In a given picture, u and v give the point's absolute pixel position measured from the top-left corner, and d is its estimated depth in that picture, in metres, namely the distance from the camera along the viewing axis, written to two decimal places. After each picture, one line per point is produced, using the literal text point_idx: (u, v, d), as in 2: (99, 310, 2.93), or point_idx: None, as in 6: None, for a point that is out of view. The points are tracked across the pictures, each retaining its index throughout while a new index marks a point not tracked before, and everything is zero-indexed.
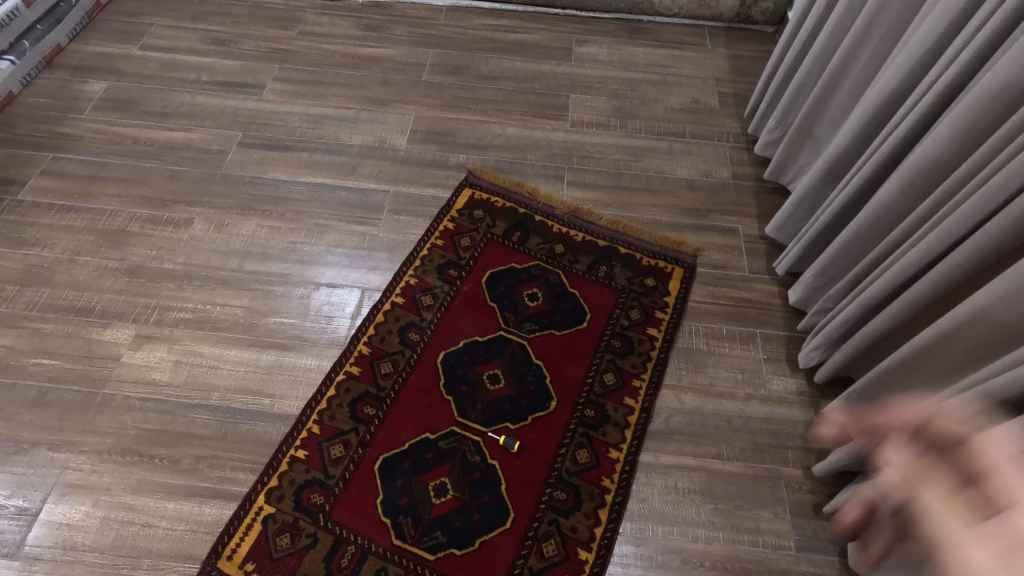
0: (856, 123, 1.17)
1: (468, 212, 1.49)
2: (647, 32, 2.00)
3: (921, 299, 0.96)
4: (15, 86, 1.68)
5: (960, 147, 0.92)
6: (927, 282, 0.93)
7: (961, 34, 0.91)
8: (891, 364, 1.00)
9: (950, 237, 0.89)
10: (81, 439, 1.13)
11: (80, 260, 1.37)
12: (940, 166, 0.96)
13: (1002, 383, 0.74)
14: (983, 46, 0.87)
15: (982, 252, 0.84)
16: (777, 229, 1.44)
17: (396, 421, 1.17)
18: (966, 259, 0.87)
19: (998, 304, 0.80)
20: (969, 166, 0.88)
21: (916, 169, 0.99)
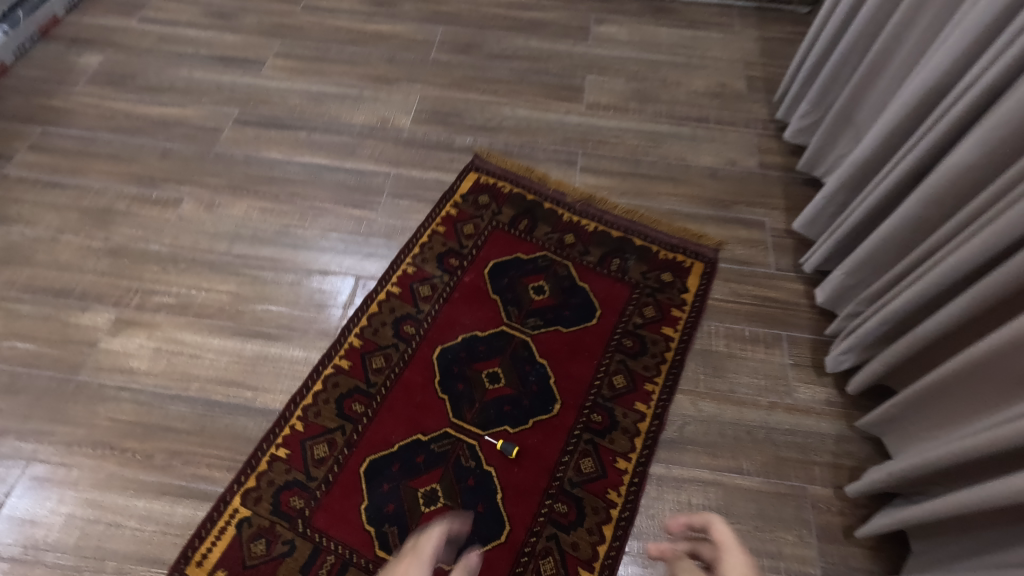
0: (902, 103, 1.04)
1: (473, 197, 1.39)
2: (671, 11, 1.88)
3: (978, 303, 0.84)
4: (7, 58, 1.62)
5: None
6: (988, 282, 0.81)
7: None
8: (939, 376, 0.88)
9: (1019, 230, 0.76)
10: (51, 429, 1.06)
11: (62, 239, 1.30)
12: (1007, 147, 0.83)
13: None
14: None
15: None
16: (804, 224, 1.32)
17: (385, 420, 1.08)
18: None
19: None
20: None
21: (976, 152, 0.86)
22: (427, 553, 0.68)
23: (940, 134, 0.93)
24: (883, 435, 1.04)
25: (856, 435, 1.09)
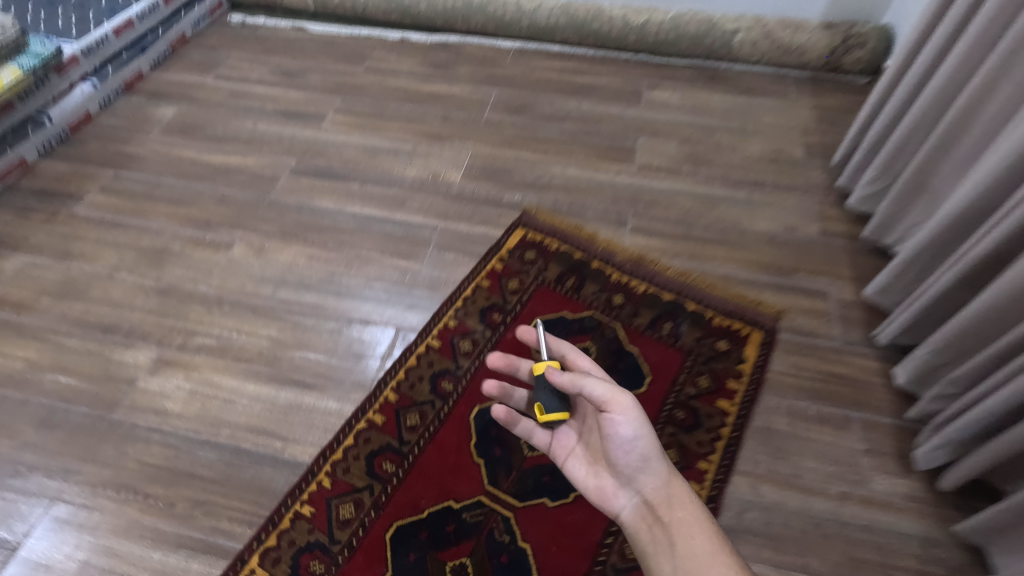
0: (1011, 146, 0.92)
1: (519, 253, 1.36)
2: (724, 80, 1.88)
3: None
4: (93, 107, 1.74)
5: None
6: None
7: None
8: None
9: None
10: (78, 468, 1.04)
11: (117, 276, 1.33)
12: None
13: None
14: None
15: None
16: (879, 291, 1.23)
17: (417, 482, 1.02)
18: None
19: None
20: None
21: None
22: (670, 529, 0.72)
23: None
24: (987, 545, 0.90)
25: (952, 541, 0.95)
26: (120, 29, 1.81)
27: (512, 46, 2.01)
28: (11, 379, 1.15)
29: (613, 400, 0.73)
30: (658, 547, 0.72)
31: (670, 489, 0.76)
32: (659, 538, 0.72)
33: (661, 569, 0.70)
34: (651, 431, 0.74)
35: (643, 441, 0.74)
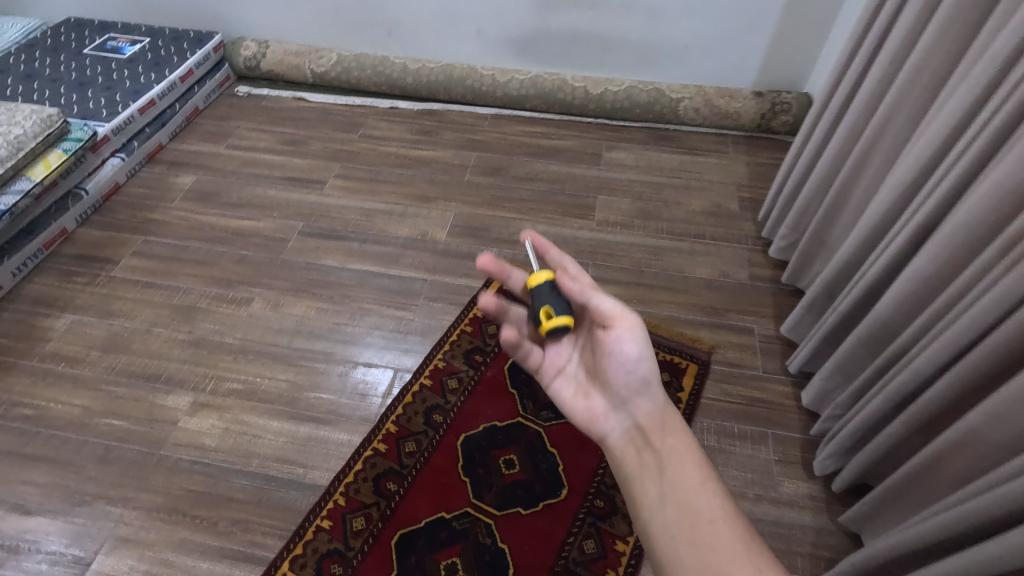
0: (867, 221, 1.20)
1: (497, 302, 1.62)
2: (672, 140, 2.17)
3: (929, 408, 0.96)
4: (121, 178, 1.98)
5: (965, 250, 0.93)
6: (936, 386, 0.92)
7: (953, 154, 0.96)
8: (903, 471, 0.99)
9: (956, 344, 0.89)
10: (135, 496, 1.26)
11: (154, 331, 1.56)
12: (943, 269, 0.98)
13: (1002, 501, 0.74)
14: (967, 170, 0.92)
15: (992, 357, 0.84)
16: (791, 329, 1.49)
17: (415, 498, 1.25)
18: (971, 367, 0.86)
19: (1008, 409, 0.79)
20: (978, 266, 0.87)
21: (919, 274, 1.01)
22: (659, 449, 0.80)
23: (898, 250, 1.08)
24: (860, 531, 1.15)
25: (839, 529, 1.21)
26: (144, 108, 2.06)
27: (489, 112, 2.30)
28: (72, 423, 1.37)
29: (622, 319, 0.83)
30: (646, 466, 0.79)
31: (661, 417, 0.83)
32: (648, 459, 0.79)
33: (650, 485, 0.77)
34: (653, 356, 0.83)
35: (645, 363, 0.82)
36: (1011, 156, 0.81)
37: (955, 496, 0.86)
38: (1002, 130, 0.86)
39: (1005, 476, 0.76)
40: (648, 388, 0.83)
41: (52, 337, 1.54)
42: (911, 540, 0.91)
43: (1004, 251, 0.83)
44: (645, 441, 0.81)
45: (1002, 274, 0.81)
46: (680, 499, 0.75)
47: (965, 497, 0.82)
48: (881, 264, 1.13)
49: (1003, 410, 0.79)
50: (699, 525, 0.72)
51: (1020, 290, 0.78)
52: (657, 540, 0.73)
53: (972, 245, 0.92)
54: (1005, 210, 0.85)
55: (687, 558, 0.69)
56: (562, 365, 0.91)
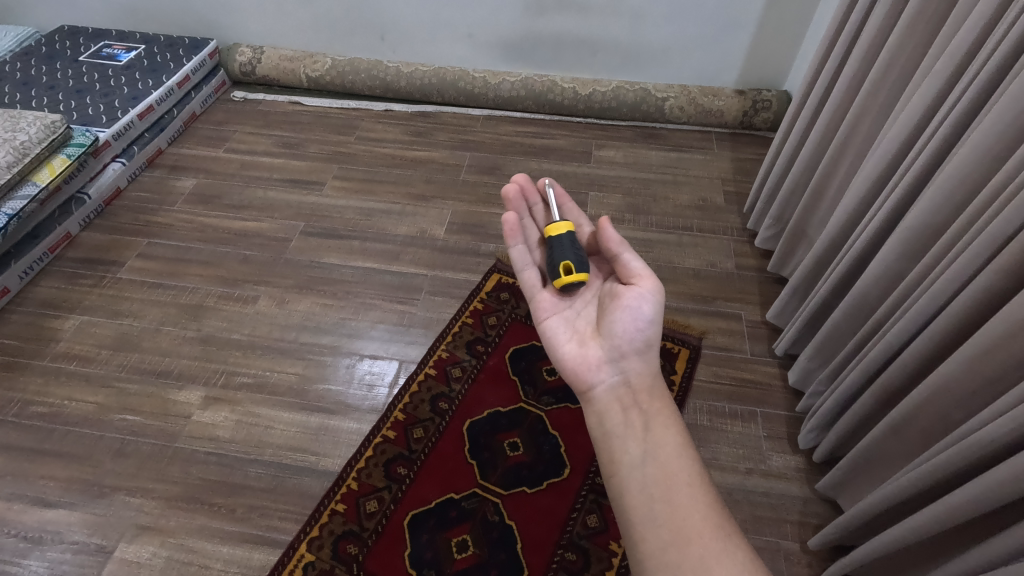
0: (842, 209, 1.28)
1: (495, 294, 1.68)
2: (659, 137, 2.25)
3: (893, 379, 1.04)
4: (122, 183, 2.02)
5: (927, 232, 1.01)
6: (904, 357, 1.00)
7: (918, 145, 1.04)
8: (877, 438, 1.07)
9: (915, 321, 0.98)
10: (153, 486, 1.31)
11: (163, 329, 1.60)
12: (909, 250, 1.06)
13: (962, 453, 0.82)
14: (928, 161, 1.01)
15: (953, 328, 0.91)
16: (776, 315, 1.57)
17: (425, 481, 1.31)
18: (935, 337, 0.94)
19: (964, 374, 0.86)
20: (940, 247, 0.96)
21: (885, 257, 1.10)
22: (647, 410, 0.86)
23: (870, 234, 1.17)
24: (837, 497, 1.23)
25: (821, 497, 1.29)
26: (143, 113, 2.09)
27: (481, 113, 2.36)
28: (86, 419, 1.41)
29: (645, 281, 0.93)
30: (632, 424, 0.84)
31: (652, 382, 0.89)
32: (634, 417, 0.85)
33: (632, 441, 0.82)
34: (660, 324, 0.92)
35: (652, 328, 0.92)
36: (962, 149, 0.90)
37: (924, 456, 0.93)
38: (959, 122, 0.94)
39: (967, 434, 0.84)
40: (648, 351, 0.91)
41: (62, 338, 1.58)
42: (886, 498, 0.99)
43: (961, 231, 0.91)
44: (633, 399, 0.88)
45: (959, 252, 0.89)
46: (660, 459, 0.80)
47: (933, 456, 0.90)
48: (855, 249, 1.22)
49: (958, 375, 0.87)
50: (675, 486, 0.76)
51: (966, 270, 0.87)
52: (633, 496, 0.77)
53: (934, 227, 1.00)
54: (962, 195, 0.93)
55: (661, 515, 0.74)
56: (565, 312, 1.01)
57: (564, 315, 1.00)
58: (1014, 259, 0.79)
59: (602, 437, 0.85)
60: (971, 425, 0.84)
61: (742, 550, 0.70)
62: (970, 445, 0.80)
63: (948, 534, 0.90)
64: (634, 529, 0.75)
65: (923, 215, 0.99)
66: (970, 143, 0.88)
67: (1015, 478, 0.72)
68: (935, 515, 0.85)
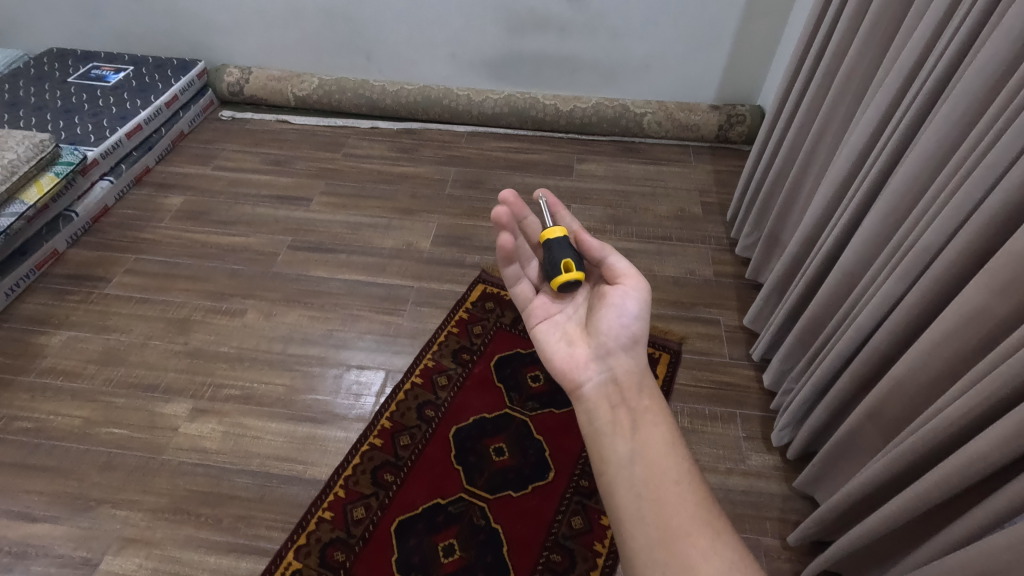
0: (809, 215, 1.34)
1: (481, 304, 1.72)
2: (639, 151, 2.32)
3: (862, 374, 1.09)
4: (110, 201, 2.04)
5: (884, 233, 1.07)
6: (868, 353, 1.05)
7: (875, 151, 1.11)
8: (846, 431, 1.11)
9: (877, 317, 1.03)
10: (140, 498, 1.31)
11: (150, 343, 1.61)
12: (867, 251, 1.11)
13: (924, 440, 0.86)
14: (883, 168, 1.07)
15: (910, 321, 0.96)
16: (752, 319, 1.63)
17: (412, 487, 1.33)
18: (895, 331, 0.99)
19: (924, 365, 0.91)
20: (894, 245, 1.01)
21: (848, 260, 1.15)
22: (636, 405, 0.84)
23: (835, 237, 1.22)
24: (814, 493, 1.27)
25: (799, 494, 1.32)
26: (131, 132, 2.12)
27: (466, 130, 2.42)
28: (72, 433, 1.41)
29: (631, 280, 0.96)
30: (620, 423, 0.83)
31: (641, 379, 0.89)
32: (622, 414, 0.84)
33: (620, 440, 0.81)
34: (645, 320, 0.94)
35: (637, 324, 0.93)
36: (911, 156, 0.96)
37: (890, 445, 0.97)
38: (910, 128, 1.00)
39: (927, 421, 0.88)
40: (634, 347, 0.92)
41: (49, 353, 1.58)
42: (857, 489, 1.02)
43: (912, 230, 0.97)
44: (620, 397, 0.87)
45: (911, 250, 0.95)
46: (648, 459, 0.78)
47: (897, 445, 0.94)
48: (820, 255, 1.28)
49: (919, 367, 0.92)
50: (663, 485, 0.75)
51: (919, 266, 0.93)
52: (621, 494, 0.76)
53: (889, 229, 1.06)
54: (913, 197, 0.99)
55: (649, 513, 0.73)
56: (556, 315, 1.01)
57: (554, 320, 1.01)
58: (961, 254, 0.84)
59: (590, 436, 0.84)
60: (931, 412, 0.88)
61: (729, 549, 0.69)
62: (930, 432, 0.84)
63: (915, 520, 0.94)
64: (623, 526, 0.73)
65: (880, 216, 1.05)
66: (919, 147, 0.94)
67: (970, 460, 0.75)
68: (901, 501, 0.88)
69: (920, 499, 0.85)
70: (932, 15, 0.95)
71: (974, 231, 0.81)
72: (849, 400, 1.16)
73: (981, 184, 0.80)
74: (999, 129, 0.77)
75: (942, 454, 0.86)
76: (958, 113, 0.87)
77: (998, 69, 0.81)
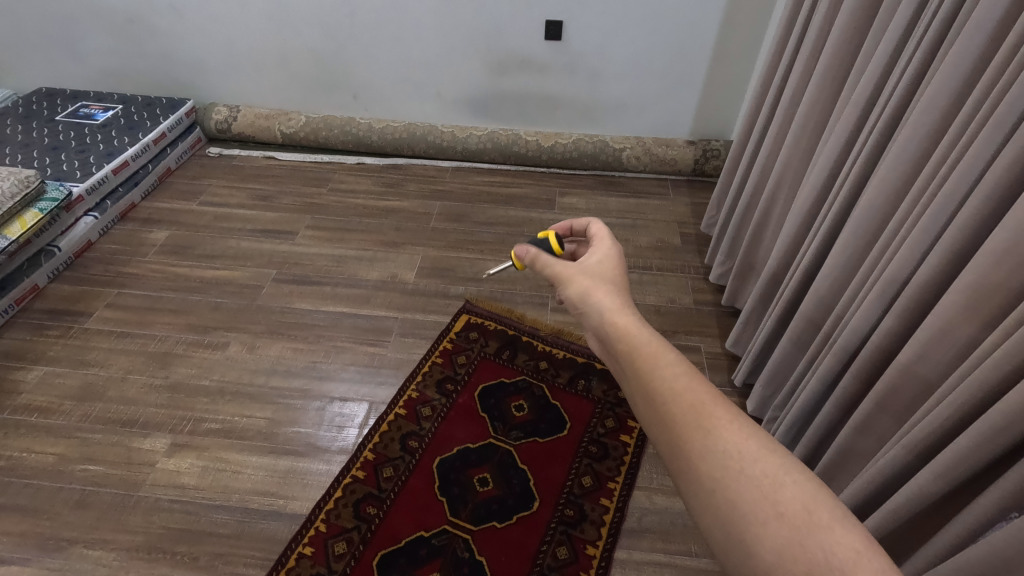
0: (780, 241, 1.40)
1: (465, 334, 1.73)
2: (619, 185, 2.39)
3: (845, 395, 1.12)
4: (93, 236, 2.04)
5: (852, 259, 1.12)
6: (851, 375, 1.09)
7: (839, 181, 1.17)
8: (836, 452, 1.13)
9: (855, 338, 1.07)
10: (114, 537, 1.28)
11: (130, 378, 1.60)
12: (839, 277, 1.16)
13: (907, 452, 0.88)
14: (847, 197, 1.14)
15: (887, 340, 1.00)
16: (734, 342, 1.65)
17: (395, 520, 1.31)
18: (873, 351, 1.03)
19: (901, 385, 0.94)
20: (865, 269, 1.06)
21: (822, 284, 1.20)
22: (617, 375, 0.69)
23: (807, 263, 1.27)
24: None
25: None
26: (117, 168, 2.14)
27: (451, 165, 2.48)
28: (46, 471, 1.38)
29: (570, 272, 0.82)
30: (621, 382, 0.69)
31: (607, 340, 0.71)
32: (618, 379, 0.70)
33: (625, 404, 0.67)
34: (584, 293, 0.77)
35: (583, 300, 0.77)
36: (872, 186, 1.03)
37: (873, 462, 1.00)
38: (868, 161, 1.07)
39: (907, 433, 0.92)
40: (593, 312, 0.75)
41: (25, 389, 1.56)
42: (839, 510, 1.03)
43: (879, 254, 1.02)
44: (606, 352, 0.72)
45: (881, 274, 1.00)
46: (643, 351, 0.66)
47: (877, 463, 0.96)
48: (795, 279, 1.32)
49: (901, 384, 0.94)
50: (659, 374, 0.62)
51: (889, 287, 0.97)
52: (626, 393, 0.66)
53: (856, 253, 1.11)
54: (876, 221, 1.05)
55: (645, 408, 0.62)
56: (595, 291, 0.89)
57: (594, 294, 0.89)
58: (925, 275, 0.89)
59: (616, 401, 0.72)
60: (910, 426, 0.91)
61: (741, 425, 0.56)
62: (908, 446, 0.87)
63: (896, 538, 0.95)
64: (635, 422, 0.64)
65: (848, 242, 1.10)
66: (881, 177, 1.00)
67: (947, 471, 0.78)
68: (883, 517, 0.90)
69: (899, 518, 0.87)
70: (882, 54, 1.03)
71: (940, 257, 0.87)
72: (831, 422, 1.19)
73: (940, 210, 0.86)
74: (953, 160, 0.84)
75: (920, 467, 0.89)
76: (913, 144, 0.93)
77: (947, 102, 0.87)
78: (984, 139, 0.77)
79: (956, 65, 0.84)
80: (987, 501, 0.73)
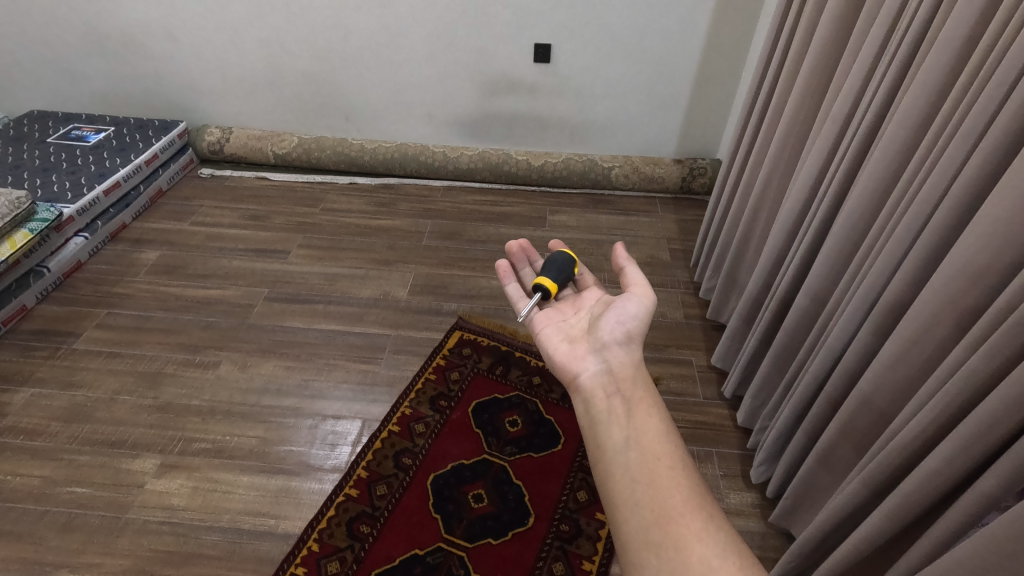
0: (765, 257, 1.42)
1: (458, 350, 1.73)
2: (608, 203, 2.43)
3: (826, 405, 1.12)
4: (83, 256, 2.03)
5: (833, 271, 1.14)
6: (830, 386, 1.10)
7: (819, 196, 1.20)
8: (818, 463, 1.12)
9: (836, 346, 1.08)
10: (100, 561, 1.25)
11: (118, 398, 1.57)
12: (821, 289, 1.18)
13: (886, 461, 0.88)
14: (827, 211, 1.16)
15: (868, 350, 1.01)
16: (721, 357, 1.67)
17: (389, 538, 1.30)
18: (853, 361, 1.04)
19: (876, 393, 0.95)
20: (844, 280, 1.08)
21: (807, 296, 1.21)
22: (624, 401, 0.80)
23: (790, 278, 1.30)
24: (790, 526, 1.28)
25: (777, 531, 1.33)
26: (108, 189, 2.14)
27: (442, 184, 2.50)
28: (31, 494, 1.35)
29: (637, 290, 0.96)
30: (615, 413, 0.79)
31: (636, 373, 0.85)
32: (615, 407, 0.80)
33: (612, 434, 0.76)
34: (644, 326, 0.92)
35: (635, 326, 0.92)
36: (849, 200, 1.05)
37: (857, 470, 0.98)
38: (847, 175, 1.10)
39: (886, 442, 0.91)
40: (630, 345, 0.90)
41: (11, 412, 1.53)
42: (828, 520, 1.03)
43: (857, 265, 1.04)
44: (615, 386, 0.83)
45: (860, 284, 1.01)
46: (644, 444, 0.74)
47: (860, 471, 0.96)
48: (779, 293, 1.35)
49: (874, 392, 0.95)
50: (655, 468, 0.71)
51: (868, 297, 0.99)
52: (615, 482, 0.71)
53: (837, 264, 1.13)
54: (855, 233, 1.07)
55: (641, 470, 0.71)
56: (557, 321, 1.02)
57: (555, 325, 1.01)
58: (902, 284, 0.90)
59: (588, 424, 0.80)
60: (890, 437, 0.90)
61: (722, 529, 0.66)
62: (888, 459, 0.87)
63: (885, 547, 0.95)
64: (616, 511, 0.69)
65: (828, 254, 1.13)
66: (858, 190, 1.02)
67: (925, 478, 0.79)
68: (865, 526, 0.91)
69: (884, 526, 0.87)
70: (856, 71, 1.06)
71: (913, 267, 0.88)
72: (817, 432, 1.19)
73: (912, 221, 0.88)
74: (925, 172, 0.86)
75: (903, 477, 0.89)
76: (887, 157, 0.96)
77: (918, 117, 0.90)
78: (952, 155, 0.80)
79: (926, 83, 0.87)
80: (962, 508, 0.73)
